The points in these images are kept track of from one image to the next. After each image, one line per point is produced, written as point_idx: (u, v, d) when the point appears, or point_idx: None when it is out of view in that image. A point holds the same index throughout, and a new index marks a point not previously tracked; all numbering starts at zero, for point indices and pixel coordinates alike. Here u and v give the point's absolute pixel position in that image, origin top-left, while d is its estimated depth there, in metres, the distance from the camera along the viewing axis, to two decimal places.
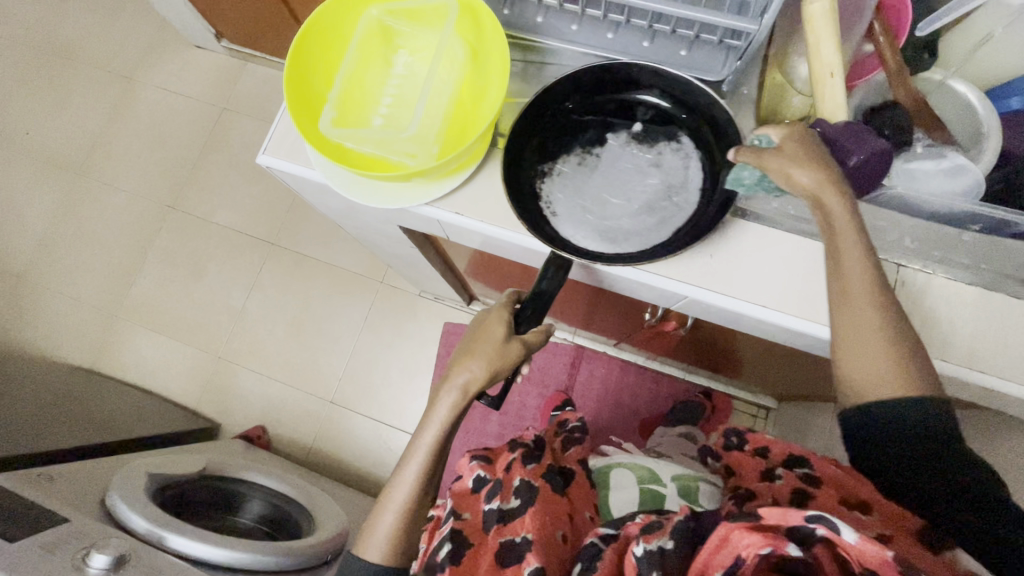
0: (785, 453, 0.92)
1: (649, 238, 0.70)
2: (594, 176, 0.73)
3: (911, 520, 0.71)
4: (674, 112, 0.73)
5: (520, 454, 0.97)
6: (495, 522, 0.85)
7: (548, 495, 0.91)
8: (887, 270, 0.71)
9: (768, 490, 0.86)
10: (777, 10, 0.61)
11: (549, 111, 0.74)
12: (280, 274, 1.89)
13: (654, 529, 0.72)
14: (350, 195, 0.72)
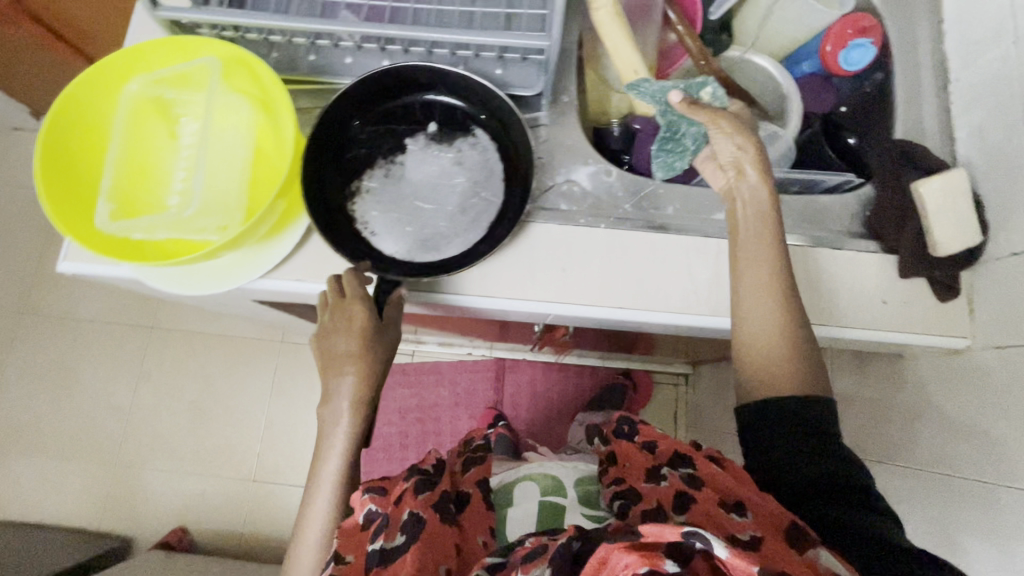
0: (671, 449, 0.78)
1: (469, 238, 0.69)
2: (402, 185, 0.71)
3: (785, 518, 0.57)
4: (468, 109, 0.73)
5: (415, 483, 0.74)
6: (376, 561, 0.65)
7: (438, 523, 0.70)
8: (727, 247, 0.72)
9: (651, 491, 0.73)
10: (560, 23, 0.61)
11: (347, 135, 0.73)
12: (169, 358, 1.73)
13: (537, 553, 0.61)
14: (170, 287, 0.66)
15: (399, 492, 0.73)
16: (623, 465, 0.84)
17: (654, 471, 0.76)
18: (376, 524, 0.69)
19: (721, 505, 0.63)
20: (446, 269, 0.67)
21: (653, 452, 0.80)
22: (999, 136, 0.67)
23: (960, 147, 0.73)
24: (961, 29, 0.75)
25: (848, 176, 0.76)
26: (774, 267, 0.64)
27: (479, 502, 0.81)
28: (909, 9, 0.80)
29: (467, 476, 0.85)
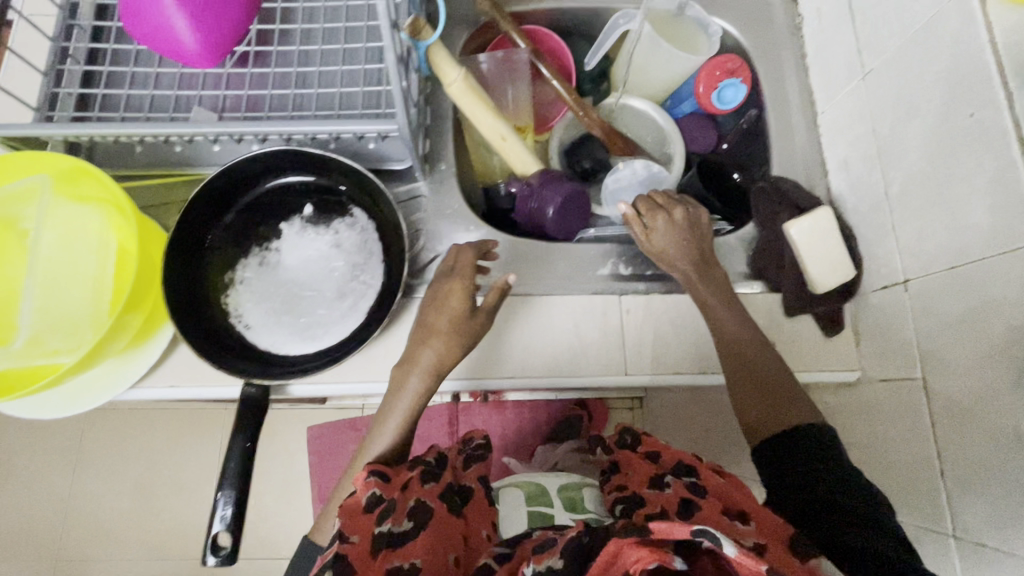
0: (675, 458, 0.65)
1: (348, 324, 0.68)
2: (278, 272, 0.69)
3: (787, 531, 0.54)
4: (341, 189, 0.71)
5: (421, 471, 0.65)
6: (383, 545, 0.56)
7: (442, 515, 0.62)
8: (612, 307, 0.70)
9: (654, 496, 0.61)
10: (399, 108, 0.56)
11: (217, 228, 0.69)
12: (53, 456, 1.42)
13: (548, 543, 0.54)
14: (27, 411, 0.63)
15: (400, 474, 0.64)
16: (622, 473, 0.69)
17: (654, 478, 0.64)
18: (380, 508, 0.59)
19: (722, 513, 0.56)
20: (321, 363, 0.65)
21: (655, 461, 0.67)
22: (861, 169, 0.69)
23: (831, 178, 0.75)
24: (821, 64, 0.77)
25: (719, 224, 0.78)
26: (738, 317, 0.65)
27: (482, 510, 0.69)
28: (774, 46, 0.82)
29: (467, 474, 0.71)
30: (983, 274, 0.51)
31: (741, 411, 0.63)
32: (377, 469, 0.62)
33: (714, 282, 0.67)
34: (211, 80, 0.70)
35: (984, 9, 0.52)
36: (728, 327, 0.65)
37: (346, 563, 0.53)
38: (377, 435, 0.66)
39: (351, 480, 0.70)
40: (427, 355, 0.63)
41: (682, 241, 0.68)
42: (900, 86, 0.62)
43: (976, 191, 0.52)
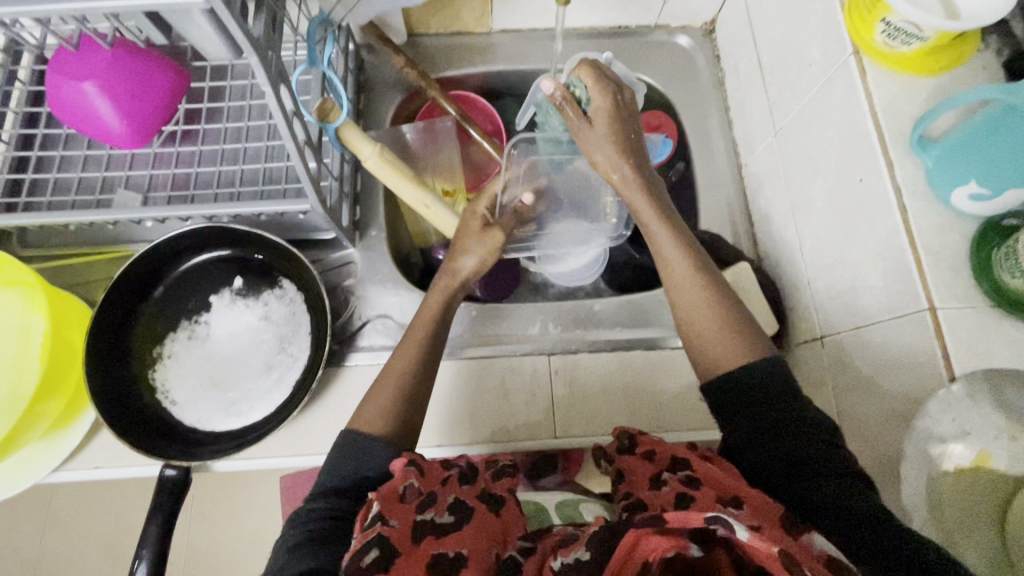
0: (673, 453, 0.52)
1: (274, 398, 0.68)
2: (207, 346, 0.70)
3: (778, 510, 0.44)
4: (269, 261, 0.71)
5: (460, 470, 0.55)
6: (423, 532, 0.48)
7: (484, 514, 0.51)
8: (541, 367, 0.71)
9: (650, 496, 0.49)
10: (307, 188, 0.58)
11: (145, 304, 0.70)
12: None
13: (574, 536, 0.46)
14: None
15: (432, 466, 0.54)
16: (626, 482, 0.53)
17: (652, 480, 0.51)
18: (418, 499, 0.50)
19: (717, 501, 0.46)
20: (244, 440, 0.65)
21: (654, 461, 0.53)
22: (778, 222, 0.70)
23: (756, 229, 0.76)
24: (741, 118, 0.79)
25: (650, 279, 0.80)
26: (677, 238, 0.61)
27: (515, 516, 0.52)
28: (699, 101, 0.85)
29: (498, 484, 0.55)
30: (882, 335, 0.52)
31: (691, 349, 0.58)
32: (413, 459, 0.53)
33: (676, 227, 0.62)
34: (140, 160, 0.72)
35: (865, 79, 0.54)
36: (683, 295, 0.59)
37: (387, 550, 0.45)
38: (407, 345, 0.62)
39: (385, 387, 0.59)
40: (469, 255, 0.67)
41: (619, 146, 0.61)
42: (804, 146, 0.64)
43: (871, 253, 0.53)
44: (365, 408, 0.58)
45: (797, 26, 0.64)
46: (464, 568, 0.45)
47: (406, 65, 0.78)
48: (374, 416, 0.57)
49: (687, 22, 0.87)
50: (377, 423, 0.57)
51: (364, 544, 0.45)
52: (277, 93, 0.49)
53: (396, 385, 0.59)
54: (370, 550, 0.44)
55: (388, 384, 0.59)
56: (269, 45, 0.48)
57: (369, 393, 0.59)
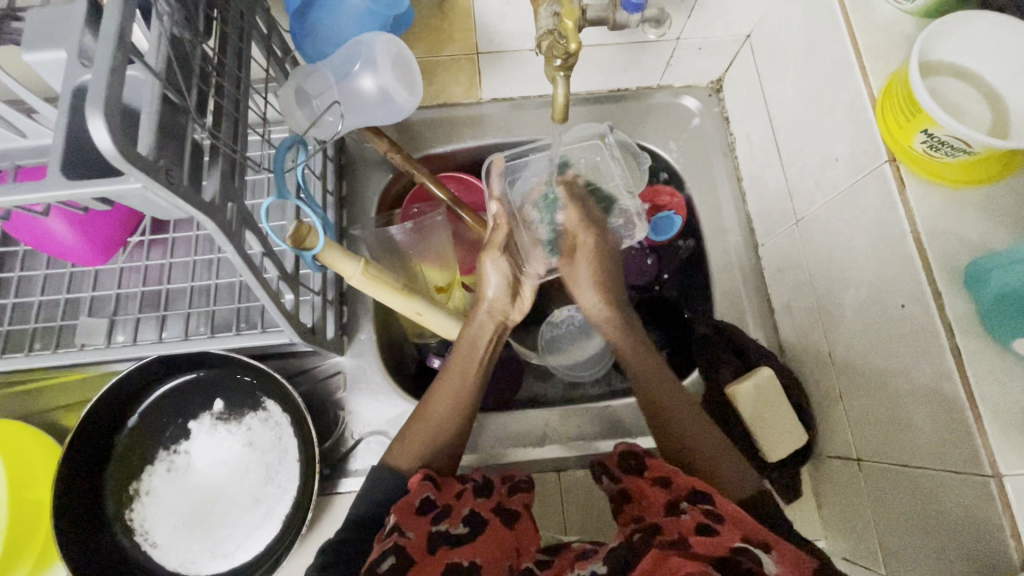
0: (691, 484, 0.49)
1: (262, 536, 0.62)
2: (187, 478, 0.64)
3: (811, 564, 0.42)
4: (252, 380, 0.66)
5: (475, 484, 0.54)
6: (439, 542, 0.46)
7: (497, 528, 0.50)
8: (546, 482, 0.68)
9: (669, 523, 0.46)
10: (281, 322, 0.52)
11: (118, 435, 0.64)
12: None
13: (591, 552, 0.47)
14: None
15: (448, 483, 0.54)
16: (637, 505, 0.52)
17: (668, 507, 0.48)
18: (433, 512, 0.49)
19: (742, 538, 0.43)
20: None
21: (669, 487, 0.51)
22: (804, 319, 0.64)
23: (778, 317, 0.70)
24: (756, 193, 0.73)
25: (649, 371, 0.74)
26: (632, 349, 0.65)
27: (528, 530, 0.51)
28: (709, 169, 0.78)
29: (513, 499, 0.54)
30: (933, 484, 0.47)
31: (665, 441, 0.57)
32: (430, 472, 0.53)
33: (633, 332, 0.68)
34: (106, 276, 0.66)
35: (903, 192, 0.48)
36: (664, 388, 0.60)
37: (403, 556, 0.44)
38: (444, 386, 0.60)
39: (427, 422, 0.57)
40: (489, 270, 0.65)
41: (596, 267, 0.70)
42: (831, 245, 0.58)
43: (916, 391, 0.47)
44: (403, 447, 0.56)
45: (820, 112, 0.58)
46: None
47: (389, 149, 0.70)
48: (412, 453, 0.55)
49: (692, 81, 0.80)
50: (417, 458, 0.55)
51: (381, 553, 0.44)
52: (242, 250, 0.44)
53: (437, 418, 0.57)
54: (386, 558, 0.43)
55: (427, 423, 0.57)
56: (228, 200, 0.42)
57: (404, 433, 0.57)
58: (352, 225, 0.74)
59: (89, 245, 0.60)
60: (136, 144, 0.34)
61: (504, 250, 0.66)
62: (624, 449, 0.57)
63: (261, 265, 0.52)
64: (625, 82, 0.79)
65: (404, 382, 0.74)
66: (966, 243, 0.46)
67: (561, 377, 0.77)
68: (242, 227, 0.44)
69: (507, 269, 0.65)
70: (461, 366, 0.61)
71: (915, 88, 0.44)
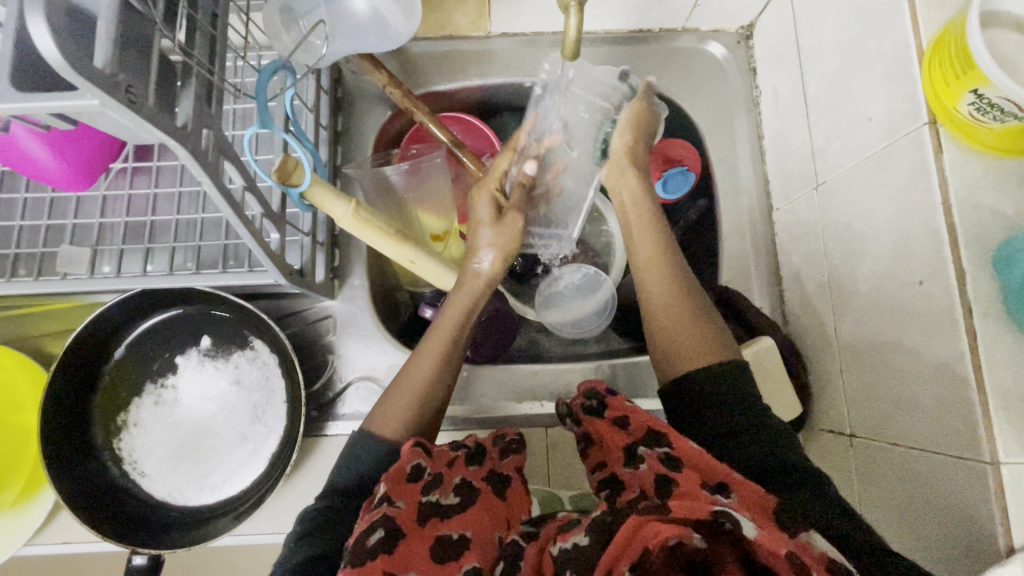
0: (646, 424, 0.50)
1: (249, 472, 0.63)
2: (172, 411, 0.64)
3: (771, 502, 0.43)
4: (240, 319, 0.65)
5: (468, 449, 0.53)
6: (428, 514, 0.47)
7: (490, 498, 0.50)
8: (535, 439, 0.67)
9: (628, 476, 0.48)
10: (267, 261, 0.50)
11: (106, 366, 0.64)
12: None
13: (574, 522, 0.46)
14: None
15: (441, 448, 0.52)
16: (598, 448, 0.53)
17: (627, 453, 0.50)
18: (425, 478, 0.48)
19: (701, 486, 0.44)
20: (220, 519, 0.61)
21: (628, 431, 0.51)
22: (813, 290, 0.61)
23: (786, 286, 0.67)
24: (777, 153, 0.68)
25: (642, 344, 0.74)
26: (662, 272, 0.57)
27: (518, 498, 0.53)
28: (728, 125, 0.73)
29: (505, 463, 0.54)
30: (927, 468, 0.45)
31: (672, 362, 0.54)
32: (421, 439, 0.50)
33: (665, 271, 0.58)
34: (88, 204, 0.64)
35: (940, 161, 0.44)
36: (688, 344, 0.54)
37: (392, 528, 0.44)
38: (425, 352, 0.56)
39: (406, 392, 0.54)
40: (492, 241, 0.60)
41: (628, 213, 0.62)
42: (851, 214, 0.54)
43: (922, 373, 0.45)
44: (383, 412, 0.53)
45: (859, 66, 0.52)
46: (467, 550, 0.45)
47: (389, 83, 0.65)
48: (396, 419, 0.53)
49: (721, 25, 0.73)
50: (400, 426, 0.53)
51: (370, 524, 0.44)
52: (220, 183, 0.41)
53: (419, 382, 0.54)
54: (375, 530, 0.44)
55: (413, 391, 0.54)
56: (204, 127, 0.39)
57: (385, 398, 0.54)
58: (345, 163, 0.70)
59: (74, 173, 0.57)
60: (93, 55, 0.31)
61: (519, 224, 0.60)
62: (589, 389, 0.56)
63: (243, 201, 0.49)
64: (646, 22, 0.73)
65: (395, 330, 0.73)
66: (1000, 219, 0.42)
67: (558, 334, 0.75)
68: (219, 157, 0.41)
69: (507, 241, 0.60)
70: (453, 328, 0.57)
71: (970, 41, 0.40)
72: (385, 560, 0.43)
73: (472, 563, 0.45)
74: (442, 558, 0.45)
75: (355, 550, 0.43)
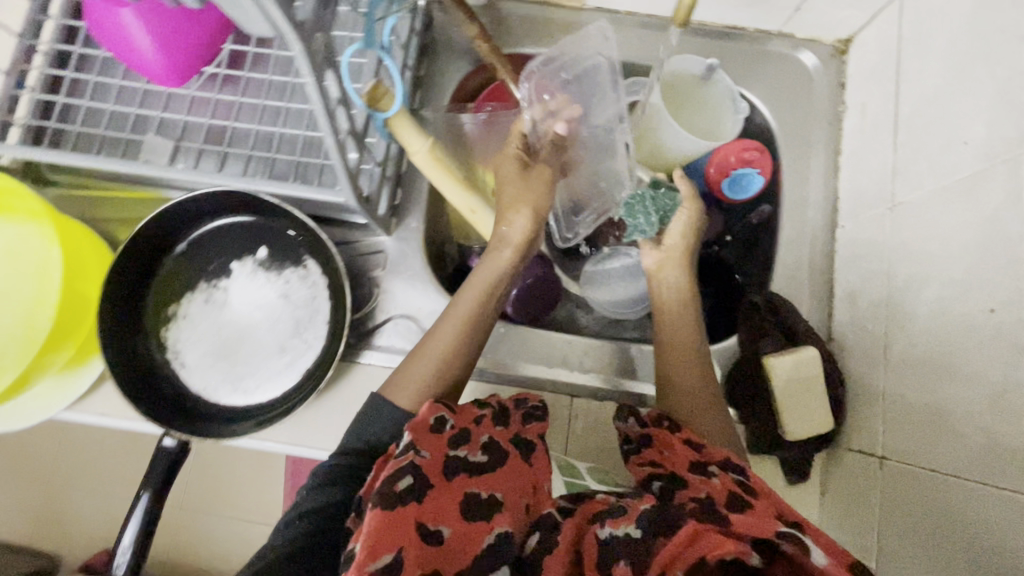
0: (724, 454, 0.52)
1: (282, 383, 0.65)
2: (221, 312, 0.66)
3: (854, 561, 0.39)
4: (298, 237, 0.67)
5: (491, 411, 0.55)
6: (456, 470, 0.49)
7: (517, 462, 0.52)
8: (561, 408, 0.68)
9: (695, 481, 0.49)
10: (344, 179, 0.51)
11: (167, 258, 0.67)
12: None
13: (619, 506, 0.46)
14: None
15: (466, 406, 0.54)
16: (655, 451, 0.55)
17: (695, 465, 0.52)
18: (450, 431, 0.51)
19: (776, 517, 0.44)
20: (246, 422, 0.63)
21: (700, 452, 0.53)
22: (867, 310, 0.60)
23: (837, 304, 0.66)
24: (853, 170, 0.67)
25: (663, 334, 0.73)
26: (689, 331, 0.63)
27: (543, 465, 0.53)
28: (807, 135, 0.71)
29: (529, 428, 0.56)
30: (962, 498, 0.45)
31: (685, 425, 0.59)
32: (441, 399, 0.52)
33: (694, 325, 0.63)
34: (176, 101, 0.67)
35: None
36: (691, 402, 0.59)
37: (419, 477, 0.47)
38: (448, 323, 0.58)
39: (424, 358, 0.57)
40: (515, 216, 0.59)
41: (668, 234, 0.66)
42: (926, 237, 0.53)
43: (975, 403, 0.44)
44: (403, 378, 0.57)
45: (964, 88, 0.51)
46: (499, 512, 0.47)
47: (478, 35, 0.65)
48: (411, 388, 0.56)
49: (817, 34, 0.72)
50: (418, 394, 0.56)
51: (398, 469, 0.46)
52: (323, 87, 0.42)
53: (434, 354, 0.57)
54: (403, 477, 0.46)
55: (432, 360, 0.57)
56: (319, 30, 0.40)
57: (406, 362, 0.58)
58: (423, 107, 0.71)
59: (173, 71, 0.60)
60: None
61: (540, 196, 0.60)
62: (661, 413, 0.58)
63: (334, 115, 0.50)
64: (743, 19, 0.72)
65: (439, 278, 0.74)
66: None
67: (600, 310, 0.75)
68: (326, 63, 0.43)
69: (533, 216, 0.59)
70: (471, 306, 0.58)
71: None
72: (415, 507, 0.45)
73: (502, 527, 0.46)
74: (471, 516, 0.47)
75: (383, 493, 0.45)
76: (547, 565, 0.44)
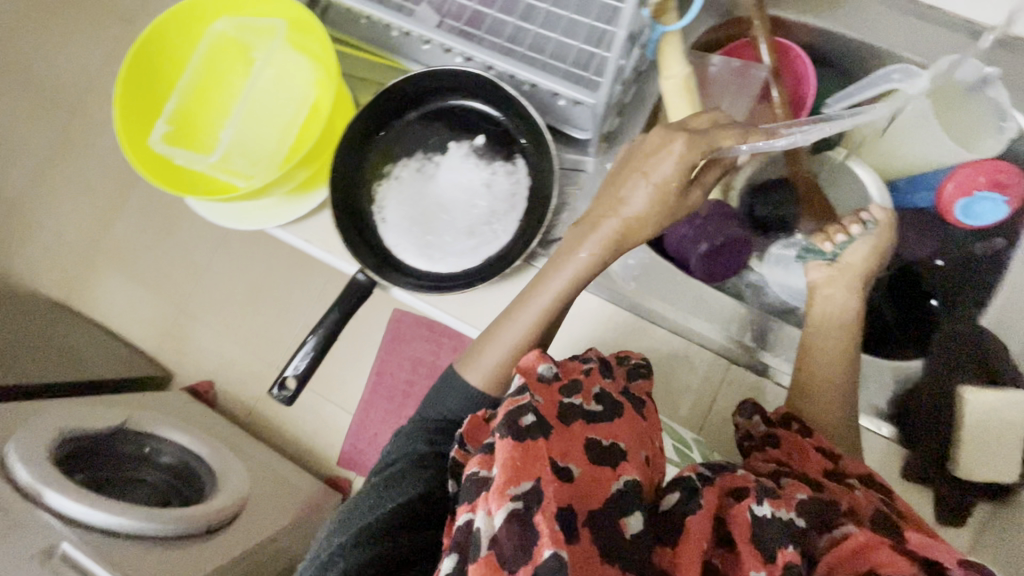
0: (865, 470, 0.53)
1: (464, 261, 0.69)
2: (429, 184, 0.71)
3: None
4: (515, 134, 0.70)
5: (598, 363, 0.54)
6: (575, 416, 0.47)
7: (631, 416, 0.51)
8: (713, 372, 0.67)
9: (835, 487, 0.50)
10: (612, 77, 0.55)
11: (396, 121, 0.73)
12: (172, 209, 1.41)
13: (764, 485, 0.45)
14: (224, 220, 0.73)
15: (570, 363, 0.53)
16: (783, 452, 0.57)
17: (828, 472, 0.53)
18: (558, 383, 0.50)
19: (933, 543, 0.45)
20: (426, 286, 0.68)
21: (834, 461, 0.54)
22: None
23: None
24: None
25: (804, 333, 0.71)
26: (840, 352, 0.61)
27: (654, 420, 0.53)
28: None
29: (636, 386, 0.56)
30: None
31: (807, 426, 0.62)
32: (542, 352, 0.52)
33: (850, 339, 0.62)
34: None
35: None
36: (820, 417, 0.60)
37: (541, 417, 0.45)
38: (524, 309, 0.60)
39: (499, 345, 0.60)
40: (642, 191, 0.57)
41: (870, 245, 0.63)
42: None
43: None
44: (472, 361, 0.61)
45: None
46: (623, 460, 0.45)
47: None
48: (482, 372, 0.60)
49: None
50: (490, 380, 0.60)
51: (520, 407, 0.44)
52: None
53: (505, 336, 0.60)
54: (527, 414, 0.44)
55: (503, 346, 0.60)
56: None
57: (479, 341, 0.62)
58: None
59: None
60: None
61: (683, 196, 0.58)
62: (790, 415, 0.59)
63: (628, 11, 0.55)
64: None
65: None
66: None
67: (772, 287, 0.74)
68: None
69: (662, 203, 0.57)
70: (553, 293, 0.59)
71: None
72: (545, 443, 0.43)
73: (631, 475, 0.44)
74: (598, 460, 0.44)
75: (509, 425, 0.43)
76: (691, 525, 0.42)
